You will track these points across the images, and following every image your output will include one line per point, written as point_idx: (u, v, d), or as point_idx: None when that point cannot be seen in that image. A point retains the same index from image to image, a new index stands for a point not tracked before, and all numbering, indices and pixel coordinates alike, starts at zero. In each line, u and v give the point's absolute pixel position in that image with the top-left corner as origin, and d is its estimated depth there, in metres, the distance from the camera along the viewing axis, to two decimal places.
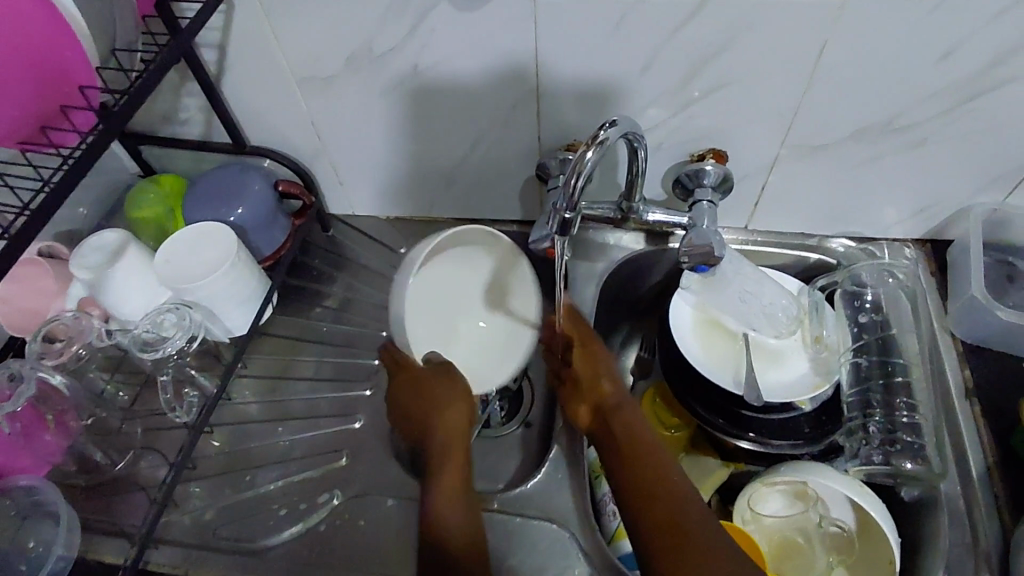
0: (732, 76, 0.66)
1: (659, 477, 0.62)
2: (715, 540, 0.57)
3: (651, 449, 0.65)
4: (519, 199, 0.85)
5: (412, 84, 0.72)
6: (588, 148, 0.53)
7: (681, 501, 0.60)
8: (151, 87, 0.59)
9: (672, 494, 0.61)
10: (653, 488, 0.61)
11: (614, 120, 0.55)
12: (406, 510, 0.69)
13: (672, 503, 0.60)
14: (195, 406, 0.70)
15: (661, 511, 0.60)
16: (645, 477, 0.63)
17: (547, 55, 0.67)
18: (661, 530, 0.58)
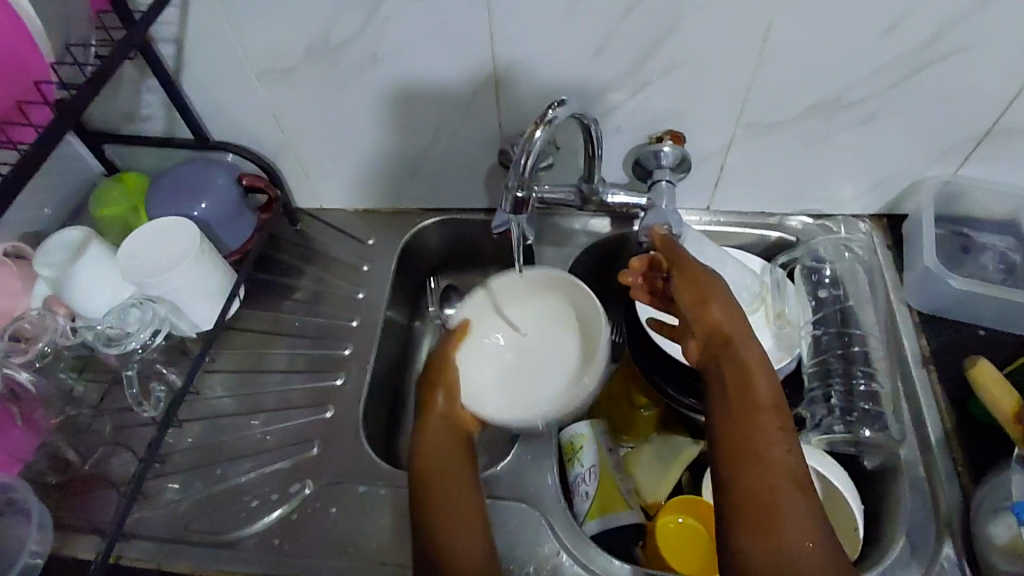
0: (684, 57, 0.68)
1: (763, 443, 0.52)
2: (808, 537, 0.48)
3: (759, 408, 0.55)
4: (484, 187, 0.86)
5: (372, 73, 0.72)
6: (538, 127, 0.56)
7: (782, 480, 0.50)
8: (105, 78, 0.60)
9: (772, 470, 0.51)
10: (752, 451, 0.52)
11: (562, 101, 0.57)
12: (378, 497, 0.69)
13: (771, 479, 0.50)
14: (163, 400, 0.71)
15: (754, 486, 0.51)
16: (748, 438, 0.53)
17: (502, 42, 0.68)
18: (751, 507, 0.50)
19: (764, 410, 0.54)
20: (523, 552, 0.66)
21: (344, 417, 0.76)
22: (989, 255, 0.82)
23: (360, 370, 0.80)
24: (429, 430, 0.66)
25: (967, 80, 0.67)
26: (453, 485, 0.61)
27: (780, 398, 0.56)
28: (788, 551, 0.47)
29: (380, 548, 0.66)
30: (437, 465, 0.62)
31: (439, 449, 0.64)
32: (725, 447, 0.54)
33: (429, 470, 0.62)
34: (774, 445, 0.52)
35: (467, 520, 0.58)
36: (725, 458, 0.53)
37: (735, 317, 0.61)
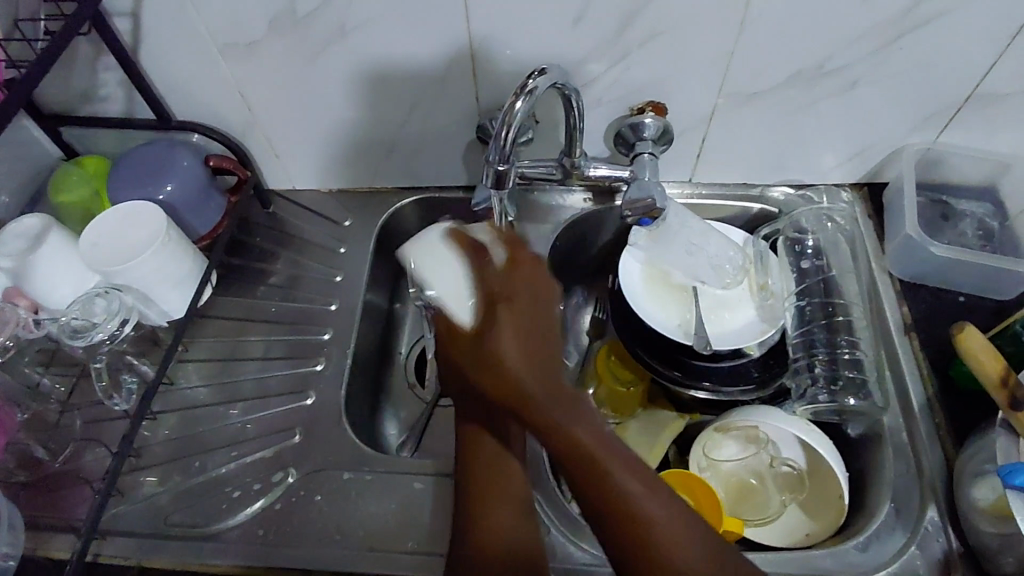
0: (664, 25, 0.66)
1: (606, 486, 0.44)
2: (702, 561, 0.43)
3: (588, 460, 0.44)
4: (463, 164, 0.83)
5: (342, 46, 0.69)
6: (517, 98, 0.53)
7: (646, 513, 0.44)
8: (55, 53, 0.57)
9: (625, 508, 0.44)
10: (623, 523, 0.44)
11: (543, 69, 0.55)
12: (361, 484, 0.68)
13: (635, 519, 0.44)
14: (135, 394, 0.68)
15: (632, 543, 0.44)
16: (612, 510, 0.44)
17: (478, 12, 0.65)
18: (632, 556, 0.43)
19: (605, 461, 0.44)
20: None
21: (326, 403, 0.75)
22: (968, 222, 0.82)
23: (340, 355, 0.78)
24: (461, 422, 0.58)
25: (948, 45, 0.67)
26: (496, 477, 0.55)
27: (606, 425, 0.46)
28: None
29: (368, 535, 0.65)
30: (484, 462, 0.56)
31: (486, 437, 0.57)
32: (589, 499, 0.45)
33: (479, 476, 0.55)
34: (616, 478, 0.44)
35: (507, 496, 0.55)
36: (595, 514, 0.45)
37: (534, 340, 0.47)
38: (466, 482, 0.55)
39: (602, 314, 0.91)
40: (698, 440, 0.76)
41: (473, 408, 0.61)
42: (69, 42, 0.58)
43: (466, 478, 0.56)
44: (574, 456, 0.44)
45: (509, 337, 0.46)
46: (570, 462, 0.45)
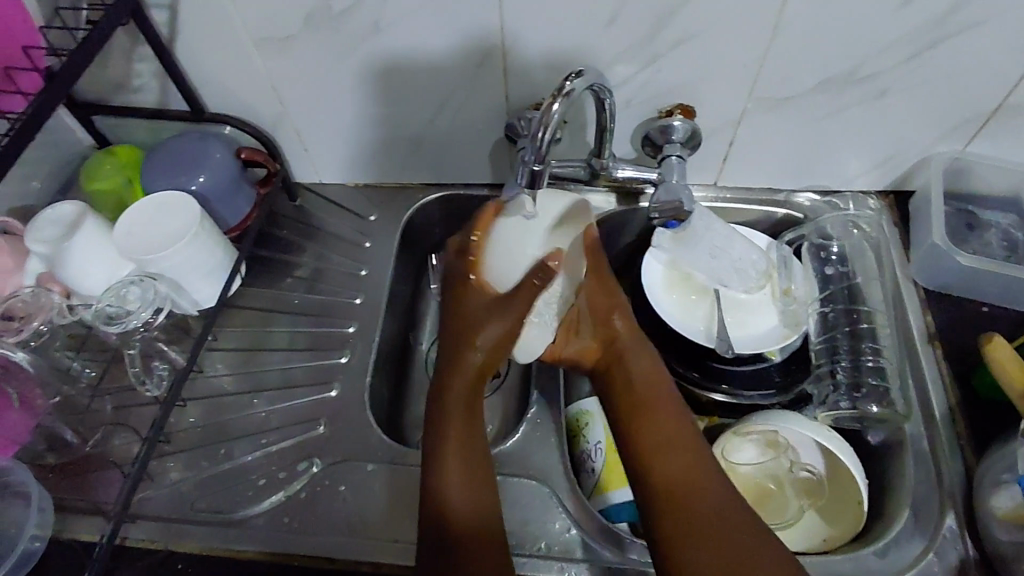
0: (696, 29, 0.66)
1: (678, 436, 0.59)
2: (747, 530, 0.52)
3: (652, 389, 0.63)
4: (489, 161, 0.84)
5: (375, 42, 0.70)
6: (555, 100, 0.54)
7: (696, 462, 0.57)
8: (94, 47, 0.58)
9: (677, 452, 0.58)
10: (657, 443, 0.59)
11: (579, 72, 0.55)
12: (385, 475, 0.69)
13: (688, 464, 0.57)
14: (166, 380, 0.69)
15: (673, 484, 0.56)
16: (656, 431, 0.60)
17: (511, 13, 0.66)
18: (667, 489, 0.56)
19: (657, 406, 0.62)
20: (534, 528, 0.66)
21: (350, 395, 0.75)
22: (994, 232, 0.82)
23: (364, 349, 0.78)
24: (449, 408, 0.61)
25: (980, 54, 0.66)
26: (475, 484, 0.59)
27: (669, 388, 0.63)
28: (720, 540, 0.51)
29: (389, 526, 0.65)
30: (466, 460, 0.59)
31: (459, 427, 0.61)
32: (633, 442, 0.60)
33: (455, 484, 0.58)
34: (670, 423, 0.60)
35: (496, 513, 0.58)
36: (633, 451, 0.60)
37: (649, 363, 0.64)
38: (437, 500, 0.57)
39: None
40: (716, 441, 0.75)
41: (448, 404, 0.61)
42: (109, 36, 0.59)
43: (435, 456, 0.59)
44: (637, 396, 0.62)
45: (635, 354, 0.65)
46: (618, 404, 0.63)
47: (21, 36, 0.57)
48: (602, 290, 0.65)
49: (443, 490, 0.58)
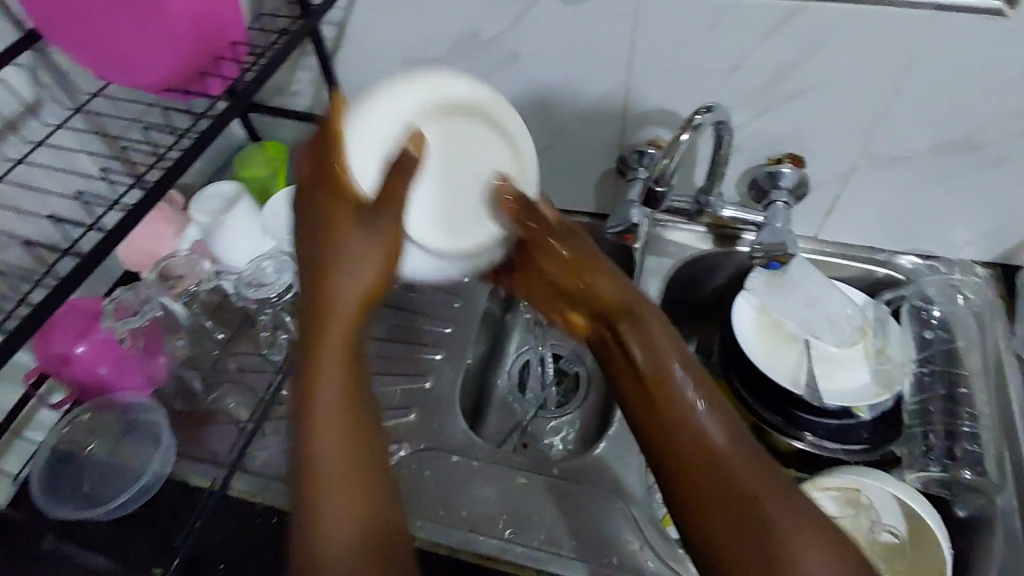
0: (816, 84, 0.70)
1: (704, 440, 0.44)
2: (819, 512, 0.42)
3: (652, 346, 0.48)
4: (596, 191, 0.89)
5: (511, 70, 0.76)
6: (684, 130, 0.59)
7: (751, 458, 0.44)
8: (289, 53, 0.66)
9: (725, 458, 0.43)
10: (665, 427, 0.46)
11: (711, 107, 0.59)
12: (470, 469, 0.73)
13: (732, 477, 0.43)
14: (286, 348, 0.76)
15: (740, 507, 0.42)
16: (668, 408, 0.46)
17: (642, 56, 0.71)
18: (693, 485, 0.43)
19: (669, 380, 0.47)
20: (608, 540, 0.67)
21: (442, 390, 0.80)
22: None
23: (459, 350, 0.83)
24: (320, 410, 0.46)
25: None
26: (356, 495, 0.46)
27: (680, 347, 0.49)
28: (807, 548, 0.40)
29: (468, 514, 0.70)
30: (345, 506, 0.45)
31: (337, 403, 0.47)
32: (672, 462, 0.45)
33: (326, 516, 0.45)
34: (703, 418, 0.45)
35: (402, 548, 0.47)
36: (676, 476, 0.44)
37: (626, 291, 0.52)
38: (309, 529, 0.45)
39: (704, 355, 0.93)
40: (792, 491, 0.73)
41: (321, 420, 0.46)
42: (291, 52, 0.66)
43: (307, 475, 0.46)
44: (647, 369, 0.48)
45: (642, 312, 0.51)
46: (622, 376, 0.49)
47: (233, 35, 0.66)
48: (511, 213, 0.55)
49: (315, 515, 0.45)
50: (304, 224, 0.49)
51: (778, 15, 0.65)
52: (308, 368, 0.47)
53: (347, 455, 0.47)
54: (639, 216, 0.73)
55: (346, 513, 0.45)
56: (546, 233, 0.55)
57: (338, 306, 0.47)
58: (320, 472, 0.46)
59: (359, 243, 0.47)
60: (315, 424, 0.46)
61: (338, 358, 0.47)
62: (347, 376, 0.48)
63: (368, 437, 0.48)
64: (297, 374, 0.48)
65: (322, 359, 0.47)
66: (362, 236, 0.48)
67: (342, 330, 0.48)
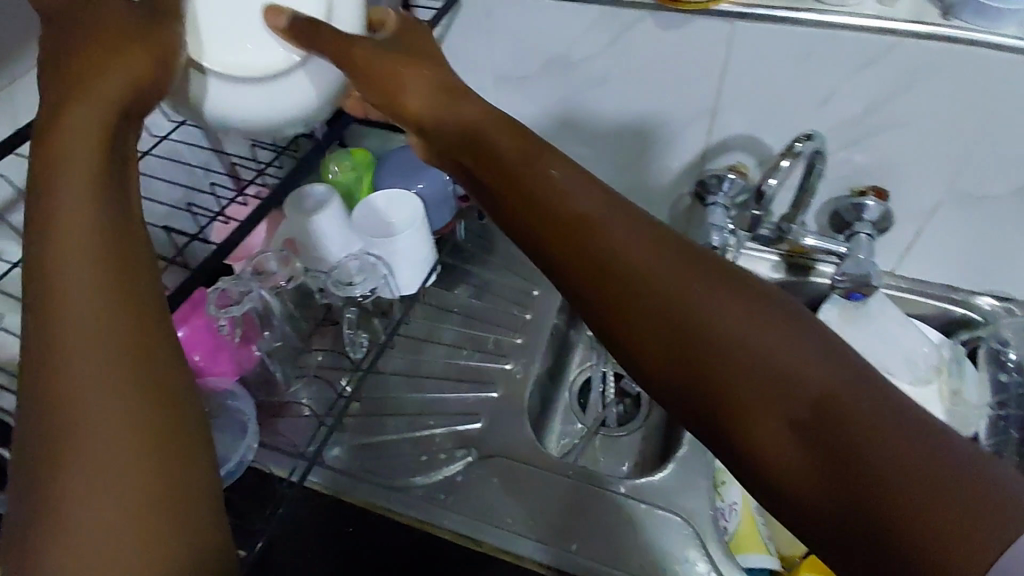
0: (908, 117, 0.70)
1: (680, 301, 0.42)
2: (764, 341, 0.39)
3: (569, 218, 0.46)
4: (669, 213, 0.89)
5: (598, 91, 0.78)
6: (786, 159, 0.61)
7: (671, 289, 0.42)
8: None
9: (657, 290, 0.43)
10: (636, 300, 0.43)
11: (812, 135, 0.61)
12: (537, 479, 0.74)
13: (707, 326, 0.41)
14: (366, 348, 0.79)
15: (660, 341, 0.42)
16: (634, 291, 0.43)
17: (731, 83, 0.72)
18: (694, 367, 0.40)
19: (633, 259, 0.43)
20: (673, 562, 0.67)
21: (509, 400, 0.81)
22: None
23: (526, 361, 0.84)
24: (71, 355, 0.36)
25: None
26: (111, 447, 0.35)
27: (600, 194, 0.46)
28: (728, 376, 0.39)
29: (533, 525, 0.70)
30: (113, 419, 0.35)
31: (93, 339, 0.36)
32: (610, 307, 0.44)
33: (75, 478, 0.34)
34: (626, 252, 0.44)
35: (158, 453, 0.36)
36: (604, 318, 0.44)
37: (520, 157, 0.49)
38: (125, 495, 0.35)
39: None
40: None
41: (66, 311, 0.36)
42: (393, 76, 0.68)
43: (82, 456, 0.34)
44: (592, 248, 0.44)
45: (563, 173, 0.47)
46: (579, 265, 0.45)
47: None
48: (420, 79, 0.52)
49: (69, 494, 0.34)
50: (71, 83, 0.40)
51: (874, 49, 0.66)
52: (47, 328, 0.36)
53: (119, 358, 0.37)
54: (721, 240, 0.76)
55: (94, 472, 0.34)
56: (447, 86, 0.53)
57: (59, 204, 0.38)
58: (68, 431, 0.35)
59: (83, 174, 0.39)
60: (61, 349, 0.36)
61: (86, 249, 0.38)
62: (103, 255, 0.38)
63: (139, 367, 0.37)
64: (29, 305, 0.37)
65: (65, 312, 0.36)
66: (97, 100, 0.40)
67: (78, 203, 0.38)
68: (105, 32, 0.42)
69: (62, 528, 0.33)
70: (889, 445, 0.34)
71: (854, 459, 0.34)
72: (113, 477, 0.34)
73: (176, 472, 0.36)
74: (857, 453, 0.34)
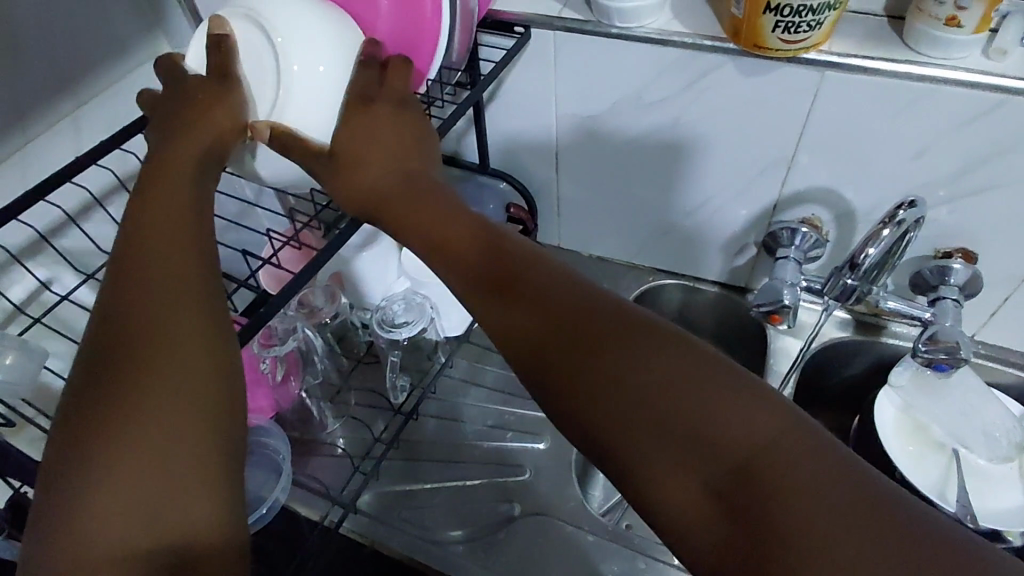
0: (1008, 180, 0.65)
1: (614, 341, 0.36)
2: (706, 394, 0.33)
3: (507, 258, 0.42)
4: (731, 262, 0.85)
5: (667, 134, 0.74)
6: (885, 226, 0.62)
7: (583, 313, 0.38)
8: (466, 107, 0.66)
9: (587, 325, 0.37)
10: (575, 345, 0.37)
11: (914, 202, 0.61)
12: (582, 542, 0.69)
13: (650, 374, 0.35)
14: (406, 391, 0.76)
15: (602, 391, 0.35)
16: (574, 333, 0.37)
17: (812, 135, 0.68)
18: (634, 418, 0.34)
19: (567, 299, 0.39)
20: None
21: (554, 451, 0.77)
22: None
23: None
24: (100, 353, 0.38)
25: None
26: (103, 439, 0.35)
27: (506, 239, 0.44)
28: (663, 430, 0.33)
29: None
30: (124, 430, 0.36)
31: (128, 339, 0.39)
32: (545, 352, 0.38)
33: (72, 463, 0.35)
34: (564, 291, 0.39)
35: (141, 445, 0.36)
36: (521, 355, 0.39)
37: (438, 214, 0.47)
38: (99, 480, 0.35)
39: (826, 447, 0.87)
40: None
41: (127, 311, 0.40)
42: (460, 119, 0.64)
43: (83, 443, 0.36)
44: (520, 284, 0.40)
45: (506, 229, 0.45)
46: (511, 300, 0.40)
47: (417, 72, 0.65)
48: (375, 143, 0.50)
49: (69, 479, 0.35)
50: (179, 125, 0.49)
51: (977, 106, 0.61)
52: (98, 327, 0.40)
53: (150, 354, 0.38)
54: (791, 297, 0.71)
55: (90, 458, 0.35)
56: (391, 140, 0.50)
57: (137, 239, 0.43)
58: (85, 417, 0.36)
59: (172, 197, 0.46)
60: (103, 344, 0.39)
61: (144, 278, 0.41)
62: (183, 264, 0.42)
63: (140, 363, 0.38)
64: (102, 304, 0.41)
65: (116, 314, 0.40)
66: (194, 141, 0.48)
67: (150, 226, 0.44)
68: (197, 94, 0.50)
69: (65, 526, 0.34)
70: (802, 521, 0.29)
71: (760, 520, 0.30)
72: (114, 494, 0.34)
73: (161, 468, 0.35)
74: (784, 546, 0.29)
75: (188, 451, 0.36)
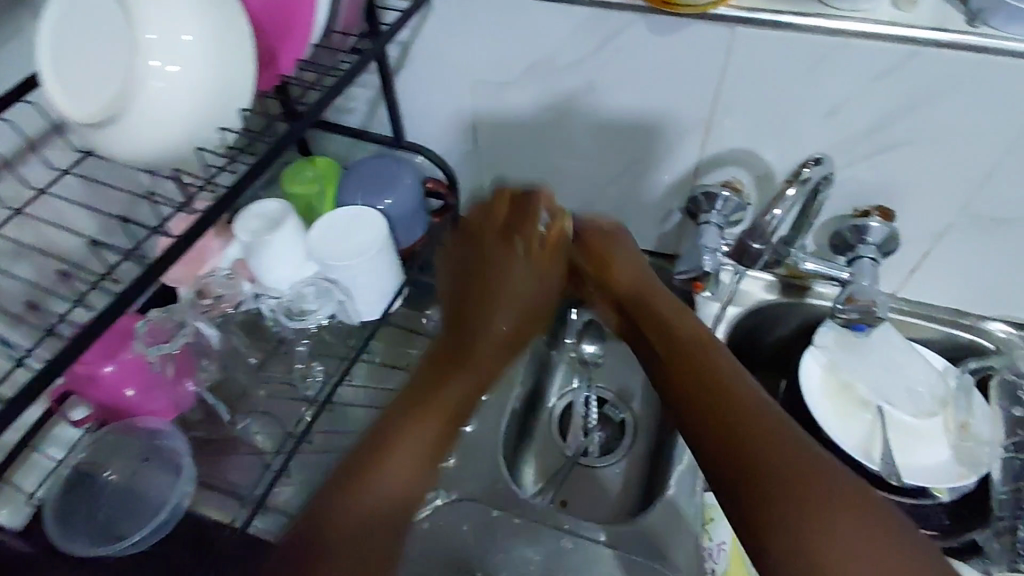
0: (921, 135, 0.64)
1: (793, 450, 0.44)
2: (856, 526, 0.40)
3: (699, 360, 0.54)
4: (658, 230, 0.83)
5: (583, 100, 0.71)
6: (791, 185, 0.62)
7: (773, 422, 0.46)
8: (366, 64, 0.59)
9: (763, 429, 0.46)
10: (755, 438, 0.46)
11: (819, 159, 0.62)
12: (510, 526, 0.68)
13: (819, 489, 0.42)
14: (320, 382, 0.72)
15: (741, 469, 0.44)
16: (735, 429, 0.46)
17: (727, 97, 0.66)
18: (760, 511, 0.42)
19: (742, 392, 0.50)
20: None
21: (482, 433, 0.75)
22: None
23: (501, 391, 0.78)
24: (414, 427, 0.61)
25: None
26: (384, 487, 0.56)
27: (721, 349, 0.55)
28: (807, 526, 0.41)
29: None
30: (378, 487, 0.56)
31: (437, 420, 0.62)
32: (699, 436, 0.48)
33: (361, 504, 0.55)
34: (731, 397, 0.49)
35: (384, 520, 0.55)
36: (702, 420, 0.49)
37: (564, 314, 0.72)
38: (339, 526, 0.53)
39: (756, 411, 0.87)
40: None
41: (448, 391, 0.64)
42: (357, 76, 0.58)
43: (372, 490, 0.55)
44: (690, 363, 0.54)
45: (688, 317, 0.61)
46: (676, 377, 0.53)
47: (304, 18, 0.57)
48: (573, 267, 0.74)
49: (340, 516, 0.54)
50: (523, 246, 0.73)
51: (886, 60, 0.60)
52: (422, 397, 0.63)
53: (422, 443, 0.60)
54: (712, 264, 0.69)
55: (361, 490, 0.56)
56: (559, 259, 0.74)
57: (464, 338, 0.68)
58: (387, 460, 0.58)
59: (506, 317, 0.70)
60: (420, 414, 0.62)
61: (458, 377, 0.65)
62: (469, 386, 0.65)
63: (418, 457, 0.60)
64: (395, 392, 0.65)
65: (434, 399, 0.63)
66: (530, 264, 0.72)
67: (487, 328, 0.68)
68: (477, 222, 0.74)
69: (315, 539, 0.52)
70: None
71: None
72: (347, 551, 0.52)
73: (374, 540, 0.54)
74: None
75: (377, 538, 0.54)
